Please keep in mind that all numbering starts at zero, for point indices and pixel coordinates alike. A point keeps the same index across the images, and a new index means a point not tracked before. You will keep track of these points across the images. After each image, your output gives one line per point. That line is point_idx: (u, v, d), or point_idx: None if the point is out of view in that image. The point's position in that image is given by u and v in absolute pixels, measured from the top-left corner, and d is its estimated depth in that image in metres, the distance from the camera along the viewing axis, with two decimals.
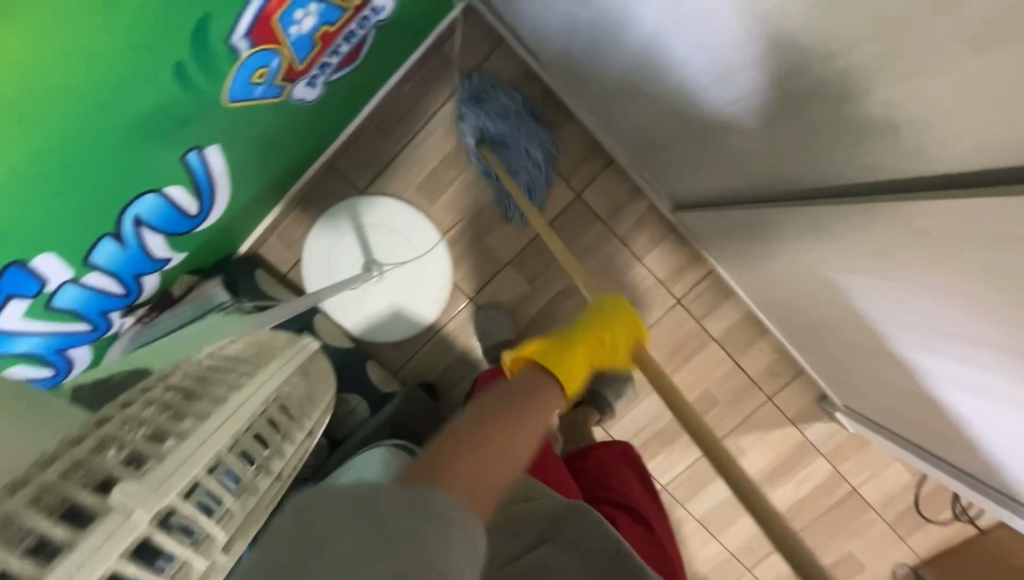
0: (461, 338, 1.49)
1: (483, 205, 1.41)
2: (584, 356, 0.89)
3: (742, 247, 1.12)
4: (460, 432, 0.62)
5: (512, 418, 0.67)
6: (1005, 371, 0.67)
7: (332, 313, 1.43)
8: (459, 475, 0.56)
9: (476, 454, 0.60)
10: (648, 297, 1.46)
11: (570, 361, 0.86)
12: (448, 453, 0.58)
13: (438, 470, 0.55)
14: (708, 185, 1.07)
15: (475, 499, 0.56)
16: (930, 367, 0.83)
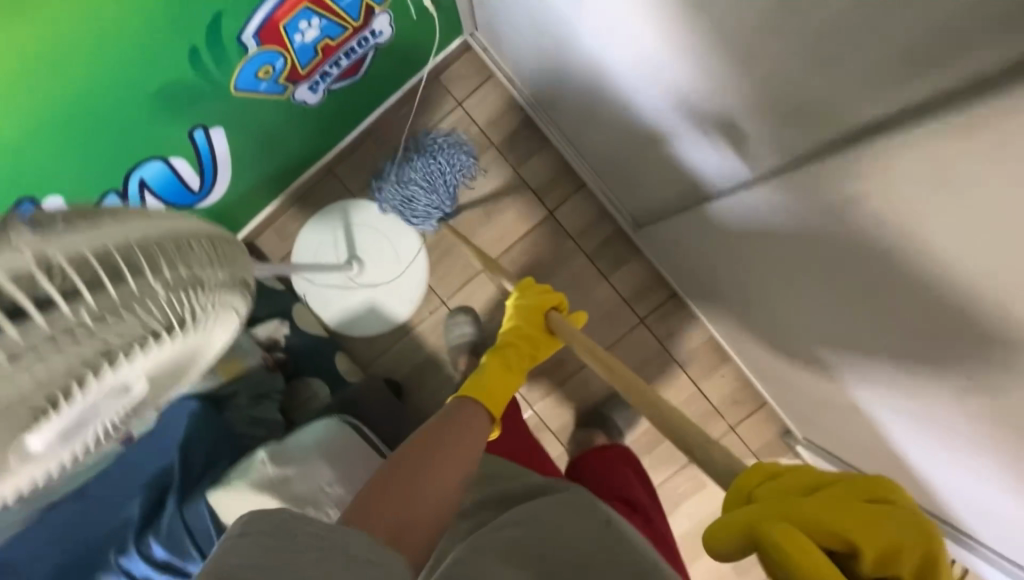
0: (431, 339, 1.55)
1: (462, 215, 1.53)
2: (501, 365, 1.08)
3: (691, 262, 1.20)
4: (380, 479, 0.70)
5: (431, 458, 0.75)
6: (895, 361, 0.71)
7: (313, 303, 1.52)
8: (378, 510, 0.65)
9: (390, 496, 0.67)
10: (612, 315, 1.51)
11: (492, 384, 1.04)
12: (374, 500, 0.66)
13: (362, 515, 0.64)
14: (655, 202, 1.18)
15: (407, 536, 0.65)
16: (849, 372, 0.86)
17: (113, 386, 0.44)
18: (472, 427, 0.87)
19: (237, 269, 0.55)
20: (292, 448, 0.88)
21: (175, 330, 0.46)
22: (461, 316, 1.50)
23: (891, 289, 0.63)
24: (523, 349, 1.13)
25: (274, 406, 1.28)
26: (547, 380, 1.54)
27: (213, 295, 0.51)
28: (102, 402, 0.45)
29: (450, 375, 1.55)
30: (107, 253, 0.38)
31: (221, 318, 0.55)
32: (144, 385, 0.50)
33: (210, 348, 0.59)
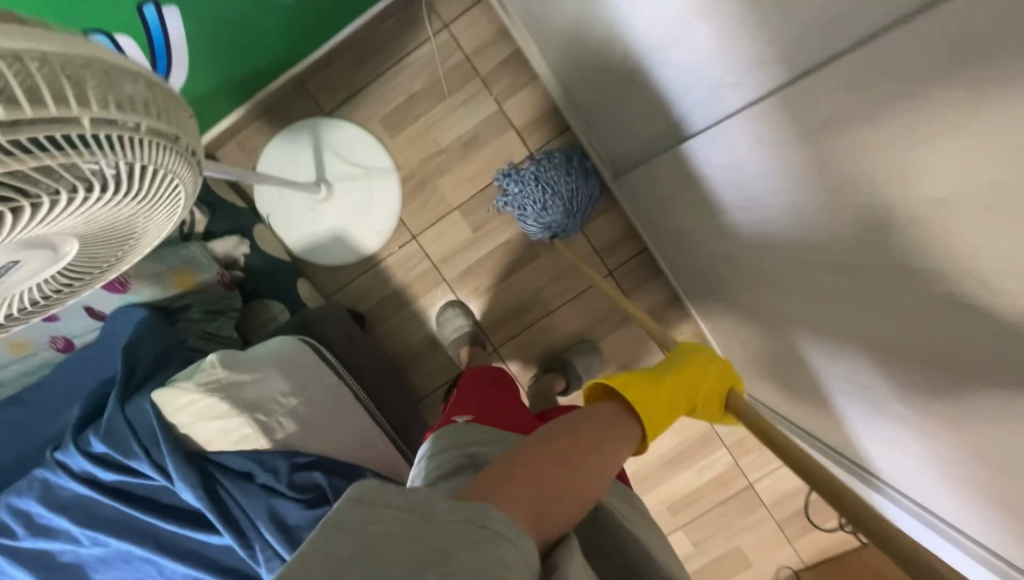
0: (399, 274, 1.53)
1: (440, 148, 1.47)
2: (673, 394, 0.81)
3: (664, 213, 1.20)
4: (529, 455, 0.63)
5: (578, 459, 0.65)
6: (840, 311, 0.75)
7: (275, 225, 1.46)
8: (512, 489, 0.57)
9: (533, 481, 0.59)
10: (583, 265, 1.52)
11: (659, 415, 0.77)
12: (512, 473, 0.59)
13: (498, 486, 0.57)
14: (628, 147, 1.16)
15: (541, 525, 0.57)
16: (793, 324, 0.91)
17: (44, 230, 0.42)
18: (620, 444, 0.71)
19: (184, 134, 0.52)
20: (247, 356, 0.83)
21: (111, 180, 0.44)
22: (452, 309, 1.49)
23: None
24: (698, 389, 0.84)
25: (230, 323, 1.24)
26: (512, 324, 1.55)
27: (160, 151, 0.48)
28: (34, 253, 0.43)
29: (416, 311, 1.54)
30: (15, 59, 0.35)
31: (158, 190, 0.50)
32: (80, 243, 0.48)
33: (159, 224, 0.56)
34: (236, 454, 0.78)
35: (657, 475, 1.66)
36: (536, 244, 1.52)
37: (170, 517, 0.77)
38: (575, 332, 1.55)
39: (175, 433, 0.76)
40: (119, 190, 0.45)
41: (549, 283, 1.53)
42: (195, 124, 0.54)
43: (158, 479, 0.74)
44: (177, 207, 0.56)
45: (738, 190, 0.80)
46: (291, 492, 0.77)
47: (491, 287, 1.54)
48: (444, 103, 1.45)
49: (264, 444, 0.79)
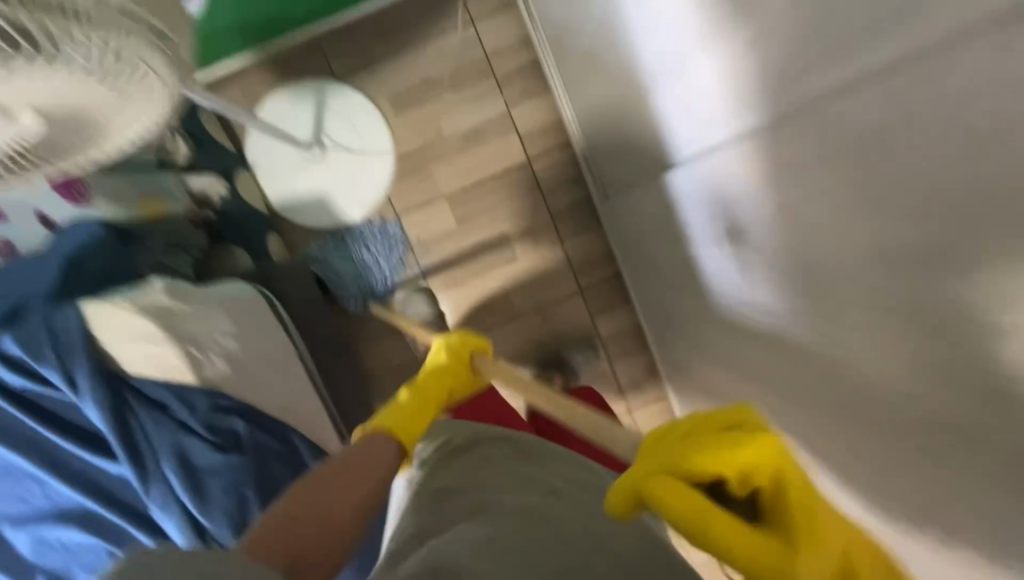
0: (374, 249, 1.51)
1: (441, 135, 1.48)
2: (421, 399, 0.93)
3: (642, 239, 1.22)
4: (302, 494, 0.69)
5: (348, 488, 0.72)
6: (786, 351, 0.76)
7: (259, 173, 1.42)
8: (282, 538, 0.63)
9: (302, 524, 0.65)
10: (557, 278, 1.54)
11: (414, 419, 0.89)
12: (283, 522, 0.65)
13: (267, 537, 0.63)
14: (621, 168, 1.19)
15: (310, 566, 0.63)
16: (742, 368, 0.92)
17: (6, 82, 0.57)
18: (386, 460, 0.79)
19: (148, 36, 0.66)
20: (195, 290, 0.82)
21: (63, 53, 0.58)
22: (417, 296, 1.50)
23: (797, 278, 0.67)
24: (443, 382, 0.98)
25: (188, 260, 1.19)
26: (477, 322, 1.55)
27: (122, 47, 0.63)
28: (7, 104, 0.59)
29: (383, 289, 1.52)
30: None
31: (118, 77, 0.65)
32: (44, 107, 0.63)
33: (124, 108, 0.71)
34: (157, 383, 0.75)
35: None
36: (515, 248, 1.52)
37: (68, 437, 0.74)
38: (537, 342, 1.56)
39: (98, 349, 0.73)
40: (75, 66, 0.60)
41: (520, 288, 1.54)
42: (169, 37, 0.69)
43: (66, 390, 0.71)
44: (145, 100, 0.72)
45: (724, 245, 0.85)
46: (204, 432, 0.75)
47: (465, 281, 1.53)
48: (455, 93, 1.47)
49: (191, 380, 0.76)
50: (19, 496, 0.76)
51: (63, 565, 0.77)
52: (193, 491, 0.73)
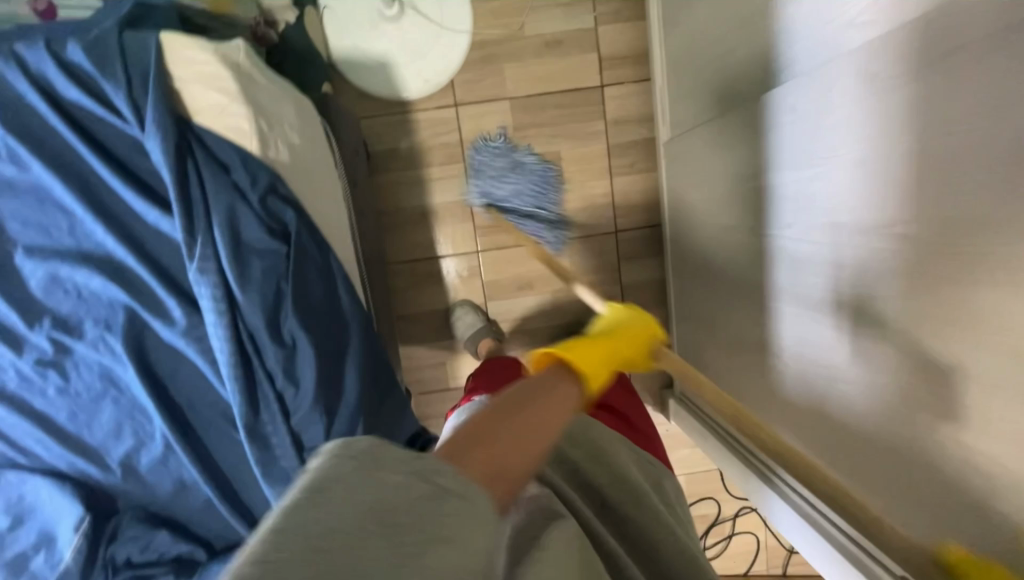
0: (424, 132, 1.46)
1: (522, 33, 1.42)
2: (610, 347, 0.80)
3: (705, 181, 1.21)
4: (488, 410, 0.59)
5: (530, 431, 0.58)
6: (856, 269, 0.74)
7: (327, 19, 1.36)
8: (478, 449, 0.53)
9: (499, 439, 0.55)
10: (596, 213, 1.52)
11: (598, 362, 0.75)
12: (480, 430, 0.55)
13: (464, 449, 0.52)
14: (702, 102, 1.17)
15: (494, 482, 0.51)
16: (796, 300, 0.90)
17: None
18: (566, 404, 0.66)
19: None
20: (270, 72, 0.77)
21: None
22: (461, 307, 1.51)
23: (901, 187, 0.64)
24: (624, 346, 0.83)
25: None
26: (507, 235, 1.52)
27: None
28: None
29: (422, 175, 1.48)
30: None
31: None
32: None
33: None
34: (222, 141, 0.71)
35: None
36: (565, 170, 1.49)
37: (117, 170, 0.69)
38: (559, 269, 1.55)
39: (167, 83, 0.69)
40: None
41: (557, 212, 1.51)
42: None
43: (133, 119, 0.67)
44: None
45: (795, 284, 0.90)
46: (259, 208, 0.72)
47: None
48: None
49: (250, 147, 0.72)
50: (41, 223, 0.71)
51: (72, 312, 0.73)
52: (238, 264, 0.70)
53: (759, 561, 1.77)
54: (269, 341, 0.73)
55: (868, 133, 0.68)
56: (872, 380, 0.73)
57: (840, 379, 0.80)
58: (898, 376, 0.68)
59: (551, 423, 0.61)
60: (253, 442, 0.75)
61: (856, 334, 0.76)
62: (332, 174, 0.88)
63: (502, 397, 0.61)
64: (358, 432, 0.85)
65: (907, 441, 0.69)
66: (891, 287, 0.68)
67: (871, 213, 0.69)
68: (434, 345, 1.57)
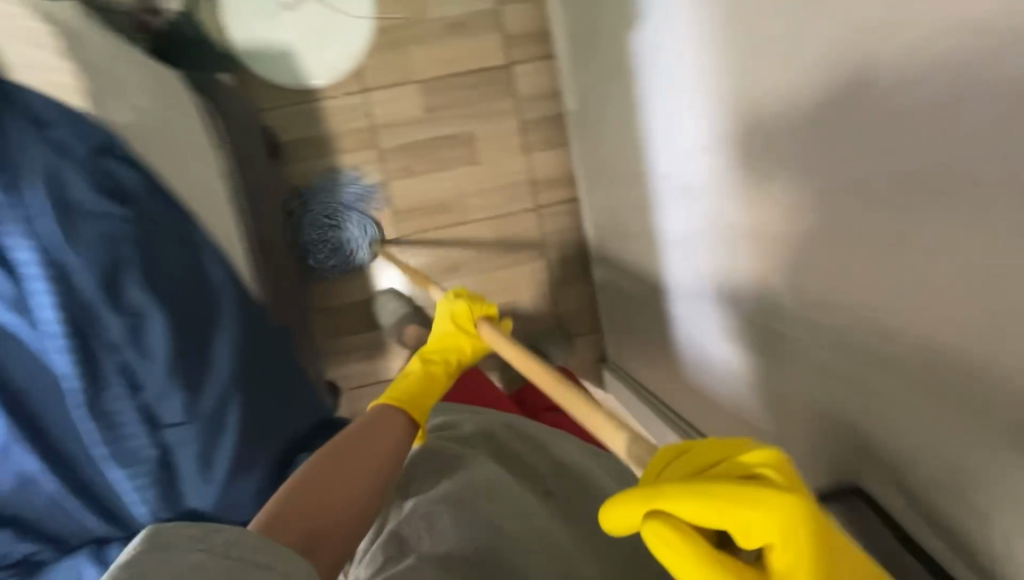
0: (334, 120, 1.44)
1: (425, 18, 1.43)
2: (428, 369, 0.96)
3: (606, 144, 1.22)
4: (304, 478, 0.70)
5: (345, 492, 0.70)
6: (755, 180, 0.80)
7: (222, 6, 1.30)
8: (293, 517, 0.65)
9: (314, 507, 0.67)
10: (515, 189, 1.51)
11: (426, 390, 0.93)
12: (294, 502, 0.67)
13: (278, 522, 0.64)
14: (595, 67, 1.19)
15: (316, 549, 0.64)
16: (696, 227, 0.97)
17: None
18: (384, 443, 0.78)
19: None
20: (108, 37, 0.78)
21: None
22: (387, 295, 1.49)
23: (802, 89, 0.68)
24: (447, 356, 1.00)
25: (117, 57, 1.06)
26: (428, 218, 1.50)
27: None
28: None
29: (335, 164, 1.46)
30: None
31: None
32: None
33: None
34: (42, 98, 0.68)
35: None
36: (479, 150, 1.49)
37: None
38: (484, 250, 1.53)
39: None
40: None
41: (475, 192, 1.51)
42: None
43: None
44: None
45: (691, 216, 0.97)
46: (87, 169, 0.68)
47: (422, 172, 1.49)
48: None
49: (79, 104, 0.69)
50: None
51: None
52: (64, 226, 0.66)
53: None
54: (106, 309, 0.69)
55: (726, 69, 0.80)
56: (778, 280, 0.81)
57: (744, 286, 0.89)
58: (799, 267, 0.77)
59: (361, 475, 0.73)
60: (94, 420, 0.69)
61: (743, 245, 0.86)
62: (199, 140, 0.88)
63: (315, 463, 0.73)
64: (232, 410, 0.79)
65: (825, 328, 0.75)
66: (788, 187, 0.75)
67: (764, 125, 0.76)
68: (360, 337, 1.52)
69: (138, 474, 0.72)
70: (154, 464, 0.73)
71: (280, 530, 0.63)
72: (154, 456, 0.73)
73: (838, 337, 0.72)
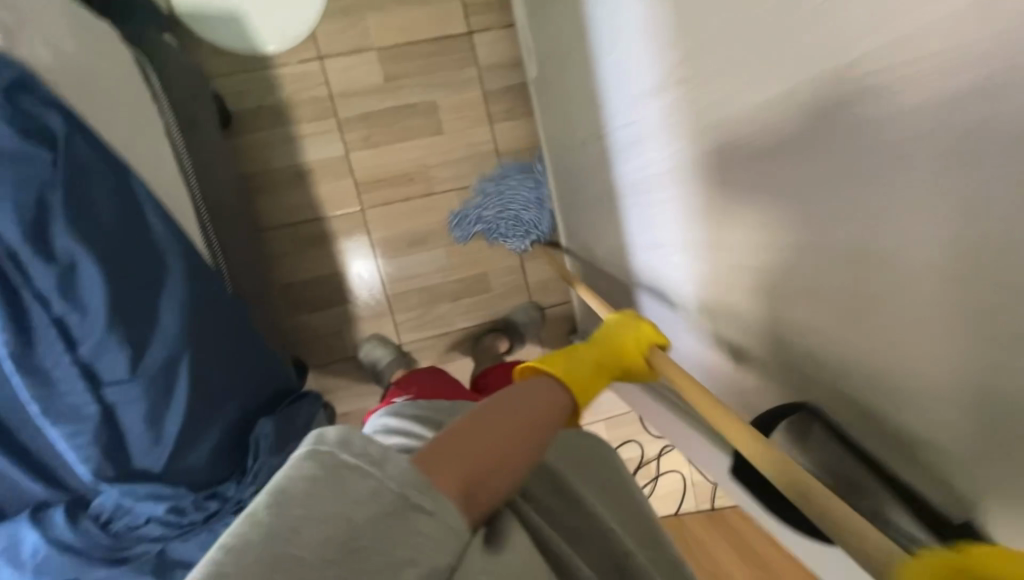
0: (289, 88, 1.40)
1: None
2: (601, 362, 0.77)
3: (566, 107, 1.23)
4: (475, 419, 0.58)
5: (506, 446, 0.57)
6: (663, 134, 0.75)
7: None
8: (454, 463, 0.52)
9: (472, 451, 0.54)
10: (481, 159, 1.51)
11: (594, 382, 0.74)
12: (455, 442, 0.55)
13: (439, 460, 0.52)
14: (550, 28, 1.19)
15: (472, 500, 0.53)
16: (632, 186, 0.91)
17: None
18: (546, 413, 0.64)
19: None
20: None
21: None
22: (371, 342, 1.49)
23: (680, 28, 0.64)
24: (624, 360, 0.80)
25: None
26: (392, 189, 1.48)
27: None
28: None
29: (292, 133, 1.41)
30: None
31: None
32: None
33: None
34: None
35: None
36: (443, 120, 1.47)
37: None
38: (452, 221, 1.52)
39: None
40: None
41: (441, 162, 1.49)
42: None
43: None
44: None
45: (631, 173, 0.90)
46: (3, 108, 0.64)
47: (384, 143, 1.46)
48: None
49: None
50: None
51: None
52: None
53: (688, 499, 1.78)
54: (35, 259, 0.65)
55: (624, 12, 0.75)
56: (700, 239, 0.75)
57: (673, 249, 0.83)
58: (711, 224, 0.71)
59: (524, 438, 0.59)
60: (27, 376, 0.66)
61: (680, 205, 0.78)
62: (126, 89, 0.82)
63: (490, 405, 0.60)
64: (179, 367, 0.76)
65: (745, 286, 0.70)
66: (688, 136, 0.69)
67: (661, 69, 0.70)
68: (327, 313, 1.49)
69: (80, 431, 0.68)
70: (98, 422, 0.69)
71: (438, 473, 0.51)
72: (98, 413, 0.69)
73: (760, 285, 0.67)
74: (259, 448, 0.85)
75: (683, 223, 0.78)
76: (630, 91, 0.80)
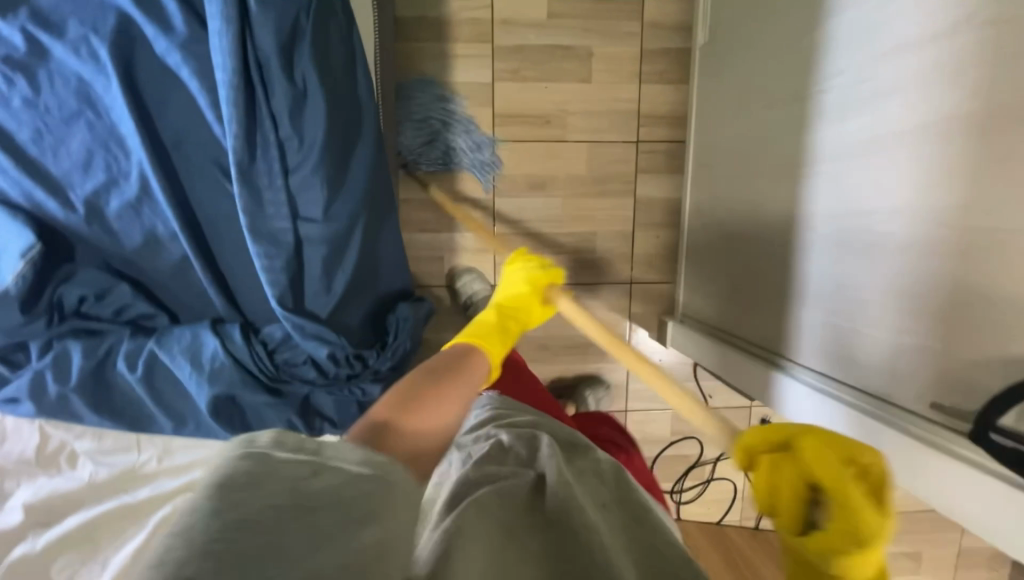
0: (455, 5, 1.39)
1: None
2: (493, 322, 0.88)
3: (742, 74, 1.18)
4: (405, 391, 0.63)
5: (434, 406, 0.62)
6: (910, 92, 0.70)
7: None
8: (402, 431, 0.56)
9: (412, 416, 0.59)
10: (620, 117, 1.47)
11: (489, 338, 0.84)
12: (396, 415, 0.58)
13: (386, 431, 0.55)
14: None
15: (415, 459, 0.55)
16: (833, 154, 0.85)
17: None
18: (465, 382, 0.71)
19: None
20: None
21: None
22: (469, 274, 1.47)
23: None
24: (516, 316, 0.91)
25: None
26: (526, 127, 1.46)
27: None
28: None
29: (446, 50, 1.41)
30: None
31: None
32: None
33: None
34: None
35: (555, 352, 1.57)
36: (594, 69, 1.44)
37: None
38: (575, 173, 1.49)
39: None
40: None
41: (580, 112, 1.46)
42: None
43: None
44: None
45: (835, 139, 0.85)
46: None
47: (531, 79, 1.43)
48: None
49: None
50: None
51: (55, 8, 0.64)
52: None
53: (733, 511, 1.72)
54: (279, 73, 0.66)
55: None
56: (921, 212, 0.69)
57: (872, 223, 0.77)
58: (946, 193, 0.65)
59: (449, 407, 0.64)
60: (244, 187, 0.68)
61: (908, 166, 0.70)
62: None
63: (409, 381, 0.65)
64: (358, 225, 0.76)
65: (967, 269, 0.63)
66: (956, 92, 0.63)
67: (942, 17, 0.65)
68: (433, 235, 1.49)
69: (276, 254, 0.70)
70: (291, 251, 0.71)
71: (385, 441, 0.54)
72: (292, 243, 0.71)
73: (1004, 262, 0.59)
74: (398, 329, 0.85)
75: (899, 194, 0.72)
76: (878, 45, 0.75)
